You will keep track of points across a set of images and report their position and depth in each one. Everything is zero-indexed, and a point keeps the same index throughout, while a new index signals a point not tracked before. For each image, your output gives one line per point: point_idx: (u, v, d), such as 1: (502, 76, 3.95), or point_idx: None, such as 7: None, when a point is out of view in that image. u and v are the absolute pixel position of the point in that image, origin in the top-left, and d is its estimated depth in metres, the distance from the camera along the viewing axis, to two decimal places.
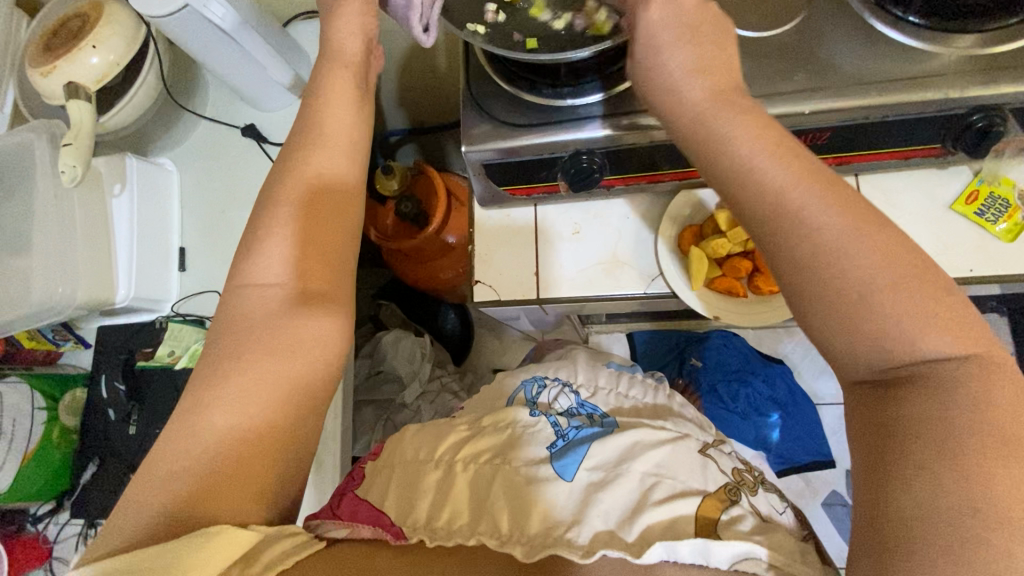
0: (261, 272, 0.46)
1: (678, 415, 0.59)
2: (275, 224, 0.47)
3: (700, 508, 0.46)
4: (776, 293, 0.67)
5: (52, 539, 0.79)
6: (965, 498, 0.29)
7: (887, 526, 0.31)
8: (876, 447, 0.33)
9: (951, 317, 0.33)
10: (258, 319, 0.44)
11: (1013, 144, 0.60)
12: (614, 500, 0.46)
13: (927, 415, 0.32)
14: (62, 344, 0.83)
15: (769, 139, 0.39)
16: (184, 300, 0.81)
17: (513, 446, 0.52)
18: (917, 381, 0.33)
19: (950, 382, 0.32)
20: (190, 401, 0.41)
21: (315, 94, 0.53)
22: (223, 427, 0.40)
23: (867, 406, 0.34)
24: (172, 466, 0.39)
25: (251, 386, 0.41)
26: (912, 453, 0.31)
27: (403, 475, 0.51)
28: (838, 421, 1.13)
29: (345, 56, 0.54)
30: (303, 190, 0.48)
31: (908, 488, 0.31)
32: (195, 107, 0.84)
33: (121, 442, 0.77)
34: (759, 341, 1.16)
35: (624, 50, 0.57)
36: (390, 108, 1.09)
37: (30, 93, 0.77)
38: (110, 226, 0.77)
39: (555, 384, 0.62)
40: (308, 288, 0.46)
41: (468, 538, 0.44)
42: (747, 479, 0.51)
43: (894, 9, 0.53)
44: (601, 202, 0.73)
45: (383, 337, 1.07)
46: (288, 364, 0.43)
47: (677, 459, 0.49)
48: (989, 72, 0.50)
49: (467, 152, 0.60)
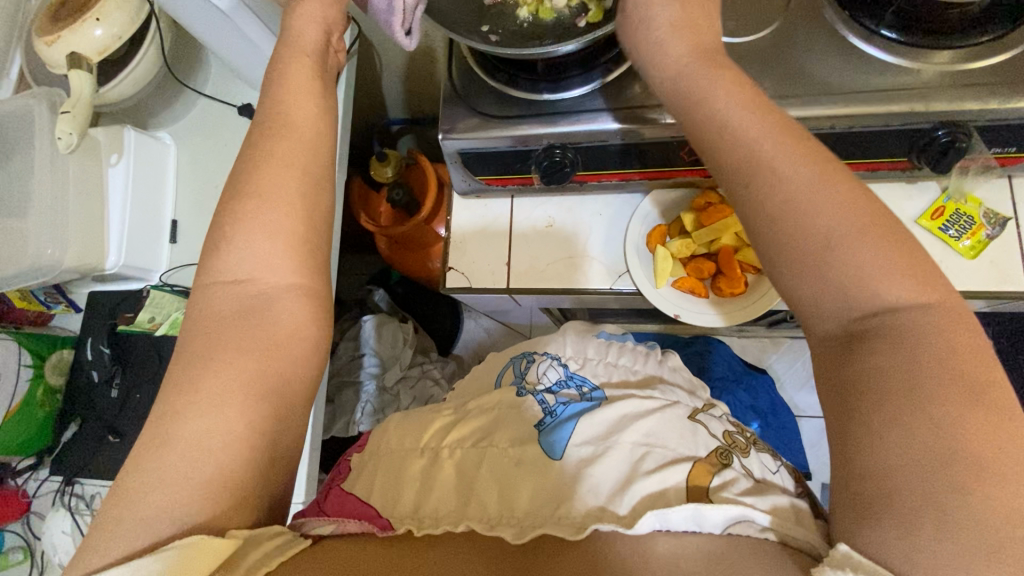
0: (237, 271, 0.40)
1: (666, 384, 0.57)
2: (262, 197, 0.41)
3: (690, 475, 0.43)
4: (740, 295, 0.65)
5: (30, 494, 0.80)
6: (937, 446, 0.28)
7: (867, 484, 0.29)
8: (844, 405, 0.31)
9: (910, 269, 0.32)
10: (241, 301, 0.39)
11: (978, 161, 0.57)
12: (607, 473, 0.44)
13: (892, 362, 0.30)
14: (53, 306, 0.84)
15: (775, 126, 0.37)
16: (174, 271, 0.80)
17: (506, 421, 0.50)
18: (890, 332, 0.31)
19: (910, 337, 0.30)
20: (163, 409, 0.36)
21: (287, 77, 0.46)
22: (200, 433, 0.35)
23: (835, 359, 0.33)
24: (151, 475, 0.34)
25: (236, 378, 0.36)
26: (880, 404, 0.29)
27: (390, 468, 0.48)
28: (816, 434, 1.16)
29: (306, 50, 0.47)
30: (295, 179, 0.42)
31: (883, 440, 0.29)
32: (195, 84, 0.83)
33: (102, 404, 0.77)
34: (743, 350, 1.21)
35: (610, 41, 0.57)
36: (392, 97, 1.10)
37: (36, 61, 0.78)
38: (104, 195, 0.76)
39: (544, 359, 0.59)
40: (293, 281, 0.41)
41: (456, 525, 0.41)
42: (739, 440, 0.49)
43: (867, 23, 0.53)
44: (573, 196, 0.72)
45: (366, 322, 1.06)
46: (264, 368, 0.38)
47: (665, 425, 0.47)
48: (960, 89, 0.50)
49: (445, 140, 0.60)
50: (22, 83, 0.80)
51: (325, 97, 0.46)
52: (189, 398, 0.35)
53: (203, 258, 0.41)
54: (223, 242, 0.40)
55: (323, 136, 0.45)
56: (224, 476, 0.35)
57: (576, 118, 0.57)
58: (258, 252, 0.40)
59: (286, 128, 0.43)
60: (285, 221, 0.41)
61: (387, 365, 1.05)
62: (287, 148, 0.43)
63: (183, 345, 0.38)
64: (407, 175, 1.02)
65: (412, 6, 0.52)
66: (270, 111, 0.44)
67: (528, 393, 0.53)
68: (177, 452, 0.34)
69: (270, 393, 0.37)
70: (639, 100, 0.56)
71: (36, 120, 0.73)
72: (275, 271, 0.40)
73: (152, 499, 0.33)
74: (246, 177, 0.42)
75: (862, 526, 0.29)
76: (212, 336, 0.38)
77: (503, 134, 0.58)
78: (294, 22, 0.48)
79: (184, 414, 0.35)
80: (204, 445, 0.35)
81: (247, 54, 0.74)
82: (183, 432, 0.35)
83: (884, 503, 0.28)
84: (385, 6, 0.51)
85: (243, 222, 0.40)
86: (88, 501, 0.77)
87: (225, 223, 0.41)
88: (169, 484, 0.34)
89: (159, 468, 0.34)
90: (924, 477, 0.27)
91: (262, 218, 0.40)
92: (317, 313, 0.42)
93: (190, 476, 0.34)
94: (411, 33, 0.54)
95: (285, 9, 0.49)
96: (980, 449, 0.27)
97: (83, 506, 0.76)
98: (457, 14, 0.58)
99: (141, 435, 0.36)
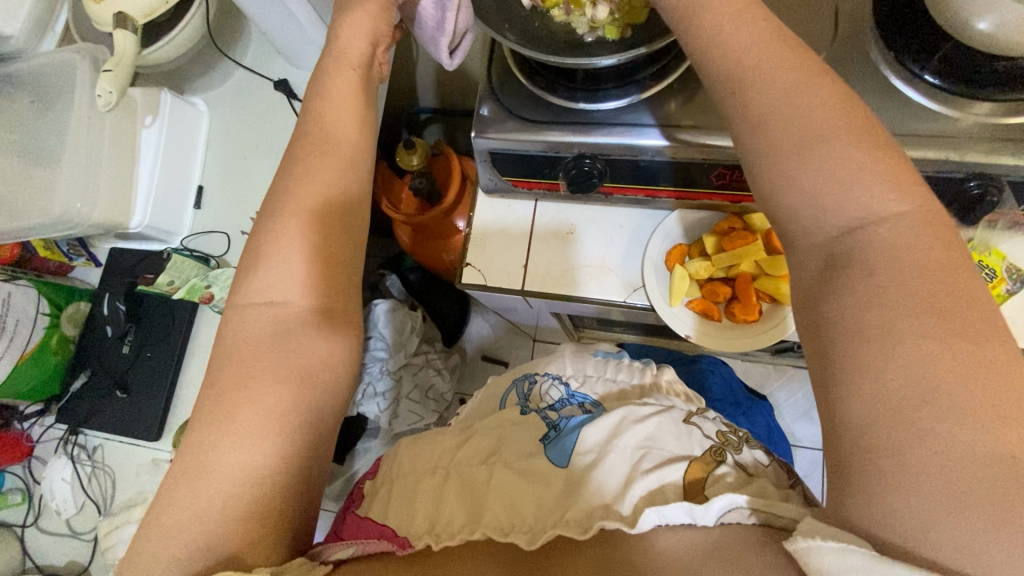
0: (272, 291, 0.40)
1: (663, 394, 0.58)
2: (301, 205, 0.42)
3: (688, 472, 0.44)
4: (753, 322, 0.66)
5: (35, 439, 0.85)
6: (905, 386, 0.28)
7: (841, 433, 0.30)
8: (820, 353, 0.32)
9: (891, 190, 0.33)
10: (276, 325, 0.39)
11: (1008, 216, 0.57)
12: (610, 471, 0.45)
13: (858, 304, 0.31)
14: (74, 259, 0.85)
15: None
16: (195, 237, 0.81)
17: (510, 438, 0.51)
18: (858, 265, 0.32)
19: (880, 266, 0.31)
20: (194, 437, 0.36)
21: (333, 82, 0.46)
22: (235, 465, 0.36)
23: (815, 310, 0.33)
24: (182, 505, 0.35)
25: (267, 407, 0.37)
26: (852, 352, 0.30)
27: (401, 486, 0.49)
28: (810, 465, 1.16)
29: (347, 60, 0.47)
30: (331, 185, 0.43)
31: (851, 385, 0.30)
32: (234, 54, 0.84)
33: (113, 360, 0.80)
34: (746, 374, 1.22)
35: (653, 57, 0.57)
36: (424, 86, 1.10)
37: (83, 18, 0.78)
38: (136, 153, 0.77)
39: (545, 378, 0.60)
40: (323, 301, 0.41)
41: (472, 534, 0.42)
42: (732, 439, 0.49)
43: (912, 65, 0.52)
44: (598, 206, 0.73)
45: (377, 304, 1.03)
46: (293, 394, 0.38)
47: (663, 428, 0.48)
48: (999, 143, 0.50)
49: (477, 138, 0.61)
50: (66, 37, 0.81)
51: (363, 108, 0.47)
52: (221, 429, 0.36)
53: (236, 272, 0.42)
54: (260, 269, 0.41)
55: (359, 164, 0.46)
56: (257, 507, 0.36)
57: (612, 131, 0.57)
58: (293, 277, 0.40)
59: (323, 155, 0.44)
60: (319, 245, 0.41)
61: (392, 351, 1.04)
62: (327, 156, 0.44)
63: (216, 369, 0.38)
64: (433, 166, 1.03)
65: (462, 32, 0.55)
66: (314, 116, 0.45)
67: (530, 411, 0.54)
68: (214, 485, 0.35)
69: (298, 419, 0.38)
70: (677, 120, 0.56)
71: (77, 73, 0.73)
72: (309, 296, 0.41)
73: (182, 533, 0.34)
74: (286, 186, 0.42)
75: (844, 493, 0.29)
76: (245, 362, 0.38)
77: (536, 139, 0.59)
78: (339, 38, 0.48)
79: (217, 446, 0.36)
80: (233, 476, 0.35)
81: (290, 31, 0.74)
82: (219, 462, 0.36)
83: (864, 463, 0.29)
84: (435, 25, 0.53)
85: (281, 243, 0.41)
86: (90, 452, 0.82)
87: (259, 250, 0.41)
88: (200, 515, 0.34)
89: (192, 498, 0.35)
90: (894, 419, 0.28)
91: (300, 221, 0.41)
92: (347, 336, 0.42)
93: (220, 508, 0.35)
94: (454, 55, 0.56)
95: (333, 28, 0.49)
96: (944, 381, 0.28)
97: (84, 455, 0.82)
98: (505, 15, 0.58)
99: (171, 463, 0.36)
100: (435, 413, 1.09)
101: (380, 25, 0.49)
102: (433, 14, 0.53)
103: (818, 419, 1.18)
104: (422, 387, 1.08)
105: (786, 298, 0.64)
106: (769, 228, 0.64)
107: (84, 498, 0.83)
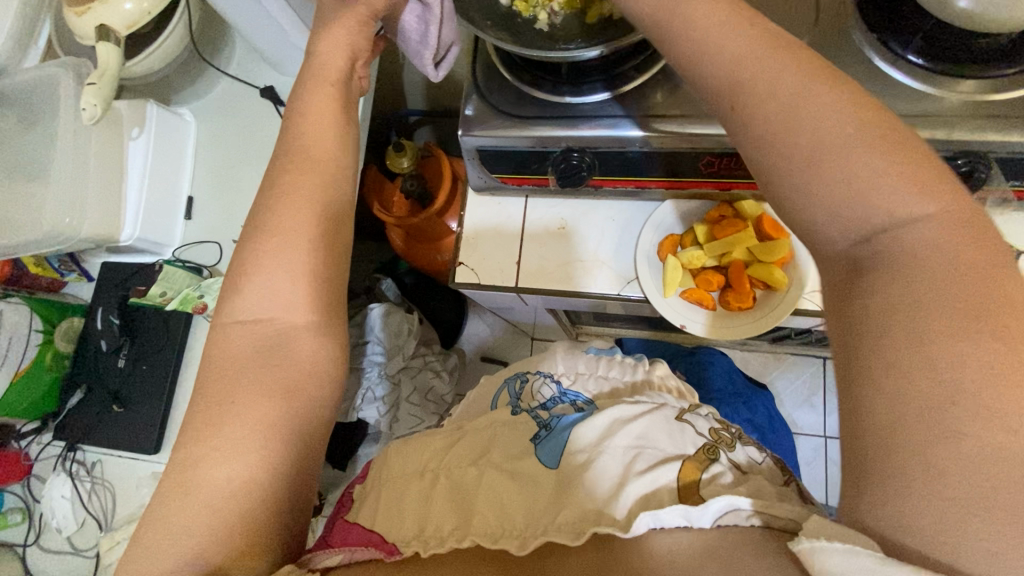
0: (258, 303, 0.40)
1: (655, 390, 0.57)
2: (285, 216, 0.42)
3: (679, 473, 0.43)
4: (747, 310, 0.66)
5: (32, 458, 0.85)
6: (933, 393, 0.26)
7: (864, 437, 0.28)
8: (843, 350, 0.30)
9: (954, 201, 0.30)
10: (262, 340, 0.40)
11: (995, 194, 0.57)
12: (599, 475, 0.45)
13: (889, 301, 0.29)
14: (66, 274, 0.84)
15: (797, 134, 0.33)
16: (186, 248, 0.81)
17: (502, 438, 0.51)
18: (894, 260, 0.29)
19: (919, 264, 0.29)
20: (183, 455, 0.36)
21: (314, 91, 0.47)
22: (223, 480, 0.35)
23: (841, 300, 0.31)
24: (172, 522, 0.34)
25: (254, 421, 0.37)
26: (875, 347, 0.28)
27: (393, 490, 0.48)
28: (813, 452, 1.16)
29: (329, 67, 0.47)
30: (314, 194, 0.43)
31: (884, 399, 0.27)
32: (219, 63, 0.83)
33: (108, 374, 0.79)
34: (745, 363, 1.23)
35: (638, 48, 0.56)
36: (412, 90, 1.10)
37: (66, 33, 0.78)
38: (124, 165, 0.76)
39: (538, 377, 0.61)
40: (308, 310, 0.41)
41: (462, 541, 0.41)
42: (725, 436, 0.48)
43: (893, 47, 0.53)
44: (588, 201, 0.73)
45: (371, 308, 1.03)
46: (282, 407, 0.38)
47: (654, 427, 0.47)
48: (981, 120, 0.51)
49: (464, 137, 0.61)
50: (51, 52, 0.81)
51: (345, 116, 0.47)
52: (211, 444, 0.36)
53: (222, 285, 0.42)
54: (245, 282, 0.41)
55: (344, 171, 0.46)
56: (245, 523, 0.35)
57: (599, 125, 0.57)
58: (278, 292, 0.40)
59: (307, 163, 0.44)
60: (302, 258, 0.41)
61: (389, 355, 1.03)
62: (310, 166, 0.44)
63: (203, 387, 0.38)
64: (424, 167, 1.03)
65: (447, 44, 0.55)
66: (296, 125, 0.45)
67: (522, 411, 0.54)
68: (199, 500, 0.35)
69: (288, 432, 0.38)
70: (660, 109, 0.56)
71: (61, 88, 0.73)
72: (293, 311, 0.40)
73: (174, 552, 0.34)
74: (271, 195, 0.43)
75: (852, 494, 0.28)
76: (230, 381, 0.38)
77: (524, 135, 0.59)
78: (319, 47, 0.48)
79: (206, 462, 0.36)
80: (223, 492, 0.35)
81: (275, 38, 0.73)
82: (206, 480, 0.35)
83: (880, 466, 0.27)
84: (419, 37, 0.53)
85: (265, 256, 0.41)
86: (88, 468, 0.82)
87: (245, 262, 0.41)
88: (191, 532, 0.34)
89: (180, 516, 0.34)
90: (919, 423, 0.26)
91: (284, 232, 0.41)
92: (333, 346, 0.42)
93: (212, 524, 0.34)
94: (441, 66, 0.56)
95: (313, 36, 0.49)
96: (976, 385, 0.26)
97: (82, 471, 0.82)
98: (488, 13, 0.58)
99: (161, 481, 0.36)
100: (438, 417, 1.08)
101: (361, 31, 0.49)
102: (416, 26, 0.53)
103: (818, 406, 1.18)
104: (422, 390, 1.08)
105: (779, 283, 0.64)
106: (759, 215, 0.64)
107: (85, 514, 0.83)
